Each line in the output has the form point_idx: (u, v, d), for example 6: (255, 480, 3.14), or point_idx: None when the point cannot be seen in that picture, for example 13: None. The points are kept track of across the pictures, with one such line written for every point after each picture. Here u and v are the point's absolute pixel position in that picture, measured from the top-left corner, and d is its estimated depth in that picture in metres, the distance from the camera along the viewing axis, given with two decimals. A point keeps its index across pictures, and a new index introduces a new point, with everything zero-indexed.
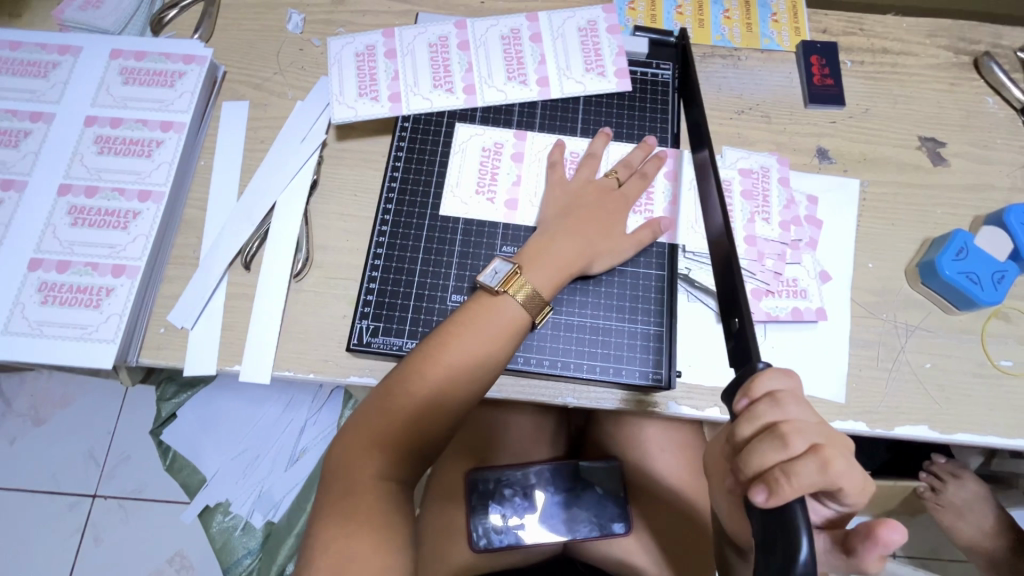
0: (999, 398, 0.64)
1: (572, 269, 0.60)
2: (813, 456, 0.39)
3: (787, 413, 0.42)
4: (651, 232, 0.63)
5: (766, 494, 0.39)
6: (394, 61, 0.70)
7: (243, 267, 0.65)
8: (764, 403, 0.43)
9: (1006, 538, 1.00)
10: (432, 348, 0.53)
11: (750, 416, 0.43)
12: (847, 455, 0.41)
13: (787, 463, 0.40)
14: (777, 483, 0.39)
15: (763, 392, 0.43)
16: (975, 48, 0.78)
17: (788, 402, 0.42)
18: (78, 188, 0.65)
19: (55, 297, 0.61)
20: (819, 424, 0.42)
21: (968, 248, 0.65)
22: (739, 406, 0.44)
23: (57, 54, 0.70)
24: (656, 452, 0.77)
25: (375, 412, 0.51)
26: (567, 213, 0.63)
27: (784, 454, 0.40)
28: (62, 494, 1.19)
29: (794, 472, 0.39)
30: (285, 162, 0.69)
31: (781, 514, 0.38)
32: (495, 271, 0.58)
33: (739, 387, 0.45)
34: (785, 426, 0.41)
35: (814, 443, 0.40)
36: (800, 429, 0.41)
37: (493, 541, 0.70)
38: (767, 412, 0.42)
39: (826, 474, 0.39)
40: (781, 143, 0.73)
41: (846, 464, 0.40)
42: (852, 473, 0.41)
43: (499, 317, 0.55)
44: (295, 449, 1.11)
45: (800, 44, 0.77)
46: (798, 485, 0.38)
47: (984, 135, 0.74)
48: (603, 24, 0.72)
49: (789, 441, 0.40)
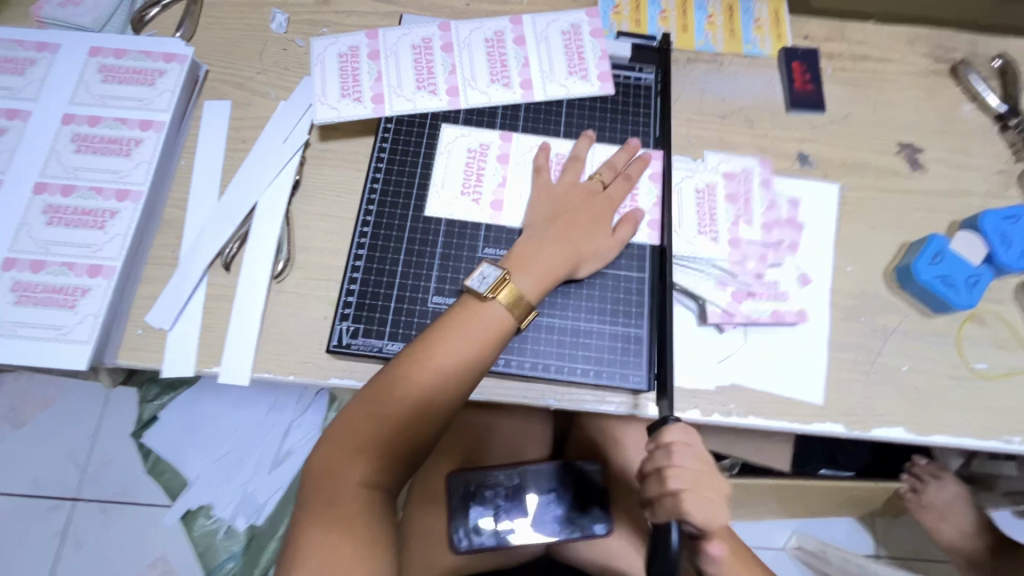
0: (975, 400, 0.65)
1: (559, 275, 0.60)
2: (679, 497, 0.51)
3: (676, 459, 0.53)
4: (631, 225, 0.64)
5: (650, 514, 0.53)
6: (378, 62, 0.69)
7: (223, 268, 0.65)
8: (660, 450, 0.53)
9: (986, 538, 1.03)
10: (418, 354, 0.53)
11: (651, 458, 0.54)
12: (713, 495, 0.52)
13: (664, 498, 0.52)
14: (656, 509, 0.53)
15: (665, 439, 0.54)
16: (952, 56, 0.80)
17: (678, 451, 0.53)
18: (54, 187, 0.64)
19: (29, 298, 0.60)
20: (700, 468, 0.53)
21: (944, 253, 0.66)
22: (648, 446, 0.55)
23: (34, 51, 0.69)
24: (634, 452, 0.78)
25: (361, 421, 0.51)
26: (554, 218, 0.63)
27: (663, 491, 0.52)
28: (41, 498, 1.17)
29: (667, 507, 0.51)
30: (267, 162, 0.68)
31: (659, 528, 0.52)
32: (484, 276, 0.57)
33: (650, 429, 0.55)
34: (670, 471, 0.52)
35: (686, 486, 0.51)
36: (679, 473, 0.52)
37: (475, 542, 0.71)
38: (662, 457, 0.53)
39: (689, 509, 0.51)
40: (763, 148, 0.73)
41: (710, 500, 0.52)
42: (715, 508, 0.52)
43: (486, 322, 0.55)
44: (279, 452, 1.10)
45: (782, 50, 0.78)
46: (667, 516, 0.51)
47: (962, 142, 0.75)
48: (586, 27, 0.72)
49: (668, 483, 0.52)
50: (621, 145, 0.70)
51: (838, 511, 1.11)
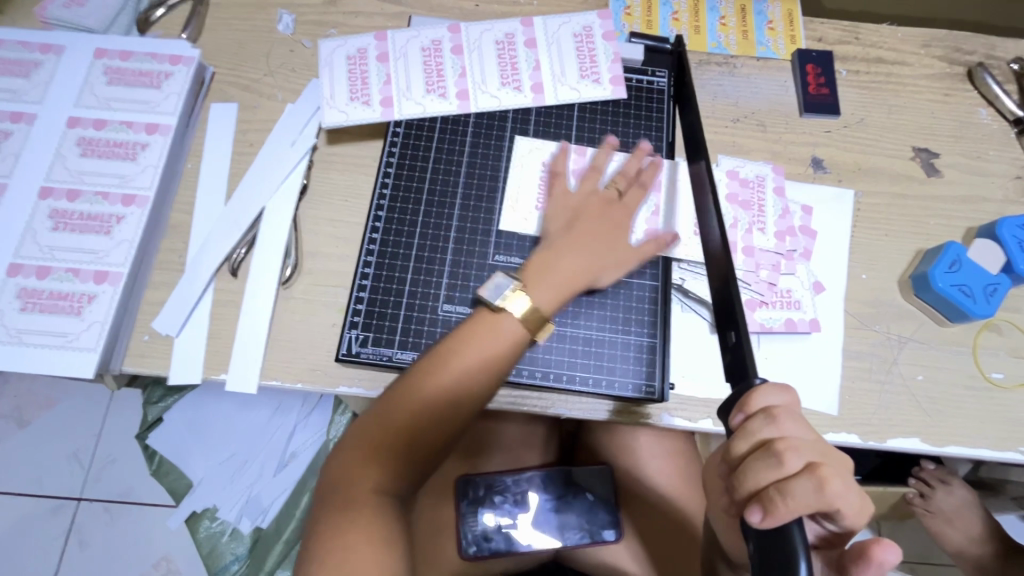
0: (991, 411, 0.64)
1: (578, 287, 0.58)
2: (809, 476, 0.39)
3: (784, 430, 0.41)
4: (655, 246, 0.62)
5: (761, 514, 0.39)
6: (386, 64, 0.68)
7: (230, 274, 0.64)
8: (759, 419, 0.42)
9: (995, 545, 1.00)
10: (405, 393, 0.51)
11: (746, 434, 0.42)
12: (845, 475, 0.41)
13: (782, 483, 0.39)
14: (773, 502, 0.39)
15: (758, 407, 0.43)
16: (968, 59, 0.78)
17: (784, 418, 0.42)
18: (60, 191, 0.63)
19: (35, 304, 0.59)
20: (816, 442, 0.42)
21: (961, 260, 0.65)
22: (734, 422, 0.43)
23: (39, 53, 0.68)
24: (646, 460, 0.76)
25: (354, 466, 0.49)
26: (571, 226, 0.61)
27: (778, 473, 0.40)
28: (46, 498, 1.16)
29: (789, 492, 0.38)
30: (274, 166, 0.67)
31: (778, 534, 0.38)
32: (498, 285, 0.56)
33: (736, 400, 0.44)
34: (781, 444, 0.40)
35: (811, 461, 0.40)
36: (796, 447, 0.40)
37: (483, 548, 0.71)
38: (763, 429, 0.42)
39: (821, 494, 0.38)
40: (776, 152, 0.72)
41: (843, 486, 0.39)
42: (849, 493, 0.40)
43: (476, 356, 0.53)
44: (284, 454, 1.10)
45: (795, 53, 0.76)
46: (794, 506, 0.38)
47: (978, 147, 0.74)
48: (598, 29, 0.71)
49: (784, 459, 0.40)
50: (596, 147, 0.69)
51: None
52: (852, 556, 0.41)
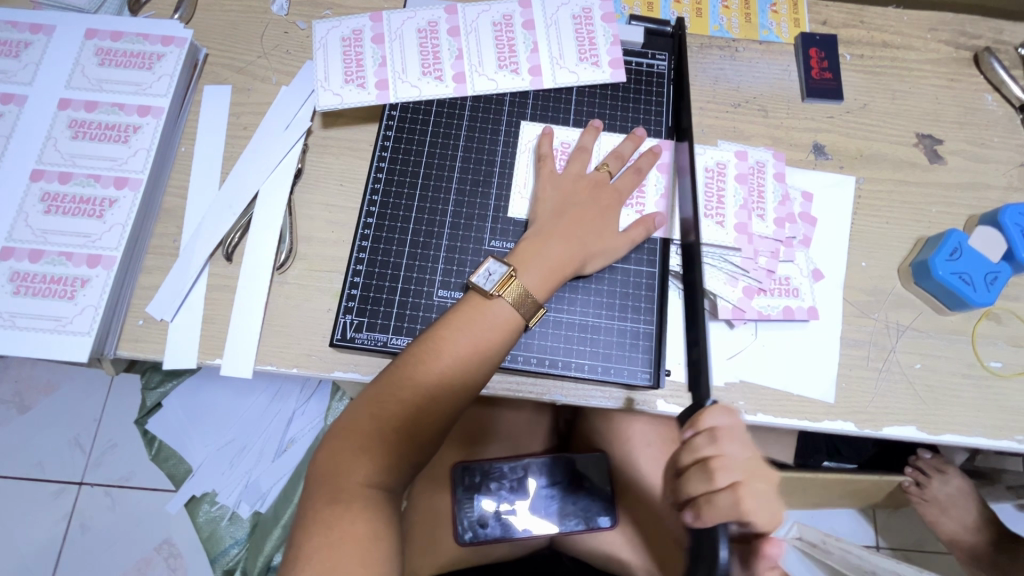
0: (988, 399, 0.63)
1: (564, 270, 0.58)
2: (734, 492, 0.42)
3: (723, 449, 0.44)
4: (644, 229, 0.62)
5: (691, 517, 0.42)
6: (382, 46, 0.67)
7: (224, 259, 0.63)
8: (702, 437, 0.45)
9: (988, 533, 1.01)
10: (395, 378, 0.51)
11: (690, 448, 0.46)
12: (771, 495, 0.44)
13: (710, 495, 0.43)
14: (700, 509, 0.42)
15: (707, 425, 0.46)
16: (975, 43, 0.77)
17: (725, 439, 0.45)
18: (52, 174, 0.63)
19: (27, 287, 0.59)
20: (750, 464, 0.44)
21: (962, 248, 0.64)
22: (685, 435, 0.47)
23: (29, 33, 0.67)
24: (641, 448, 0.76)
25: (345, 452, 0.49)
26: (562, 211, 0.61)
27: (708, 487, 0.43)
28: (48, 482, 1.17)
29: (714, 504, 0.42)
30: (268, 149, 0.67)
31: (705, 528, 0.40)
32: (490, 272, 0.57)
33: (689, 418, 0.48)
34: (716, 461, 0.44)
35: (738, 479, 0.43)
36: (729, 466, 0.44)
37: (479, 533, 0.70)
38: (704, 446, 0.45)
39: (739, 511, 0.41)
40: (777, 138, 0.71)
41: (759, 504, 0.42)
42: (765, 513, 0.43)
43: (466, 343, 0.53)
44: (283, 440, 1.10)
45: (799, 36, 0.75)
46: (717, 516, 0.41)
47: (983, 133, 0.73)
48: (598, 11, 0.69)
49: (715, 476, 0.43)
50: (584, 127, 0.68)
51: (839, 503, 1.11)
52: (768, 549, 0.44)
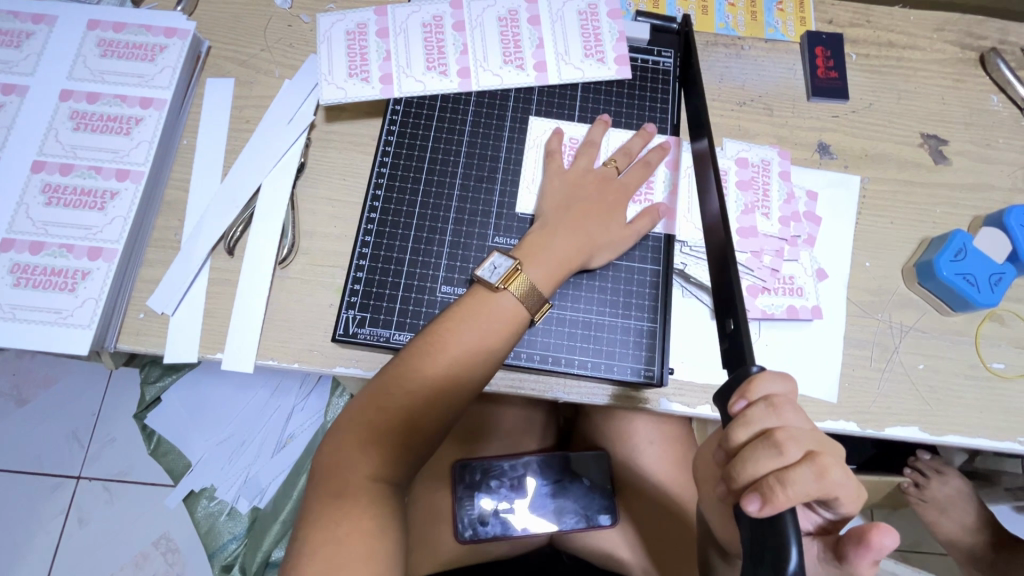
0: (991, 401, 0.63)
1: (571, 265, 0.58)
2: (810, 465, 0.39)
3: (784, 418, 0.41)
4: (650, 221, 0.62)
5: (759, 503, 0.38)
6: (386, 40, 0.67)
7: (226, 252, 0.63)
8: (760, 407, 0.42)
9: (989, 535, 1.01)
10: (400, 372, 0.51)
11: (747, 421, 0.42)
12: (841, 462, 0.41)
13: (781, 472, 0.39)
14: (772, 491, 0.38)
15: (759, 395, 0.42)
16: (981, 44, 0.77)
17: (784, 407, 0.42)
18: (53, 166, 0.62)
19: (28, 280, 0.58)
20: (812, 431, 0.42)
21: (967, 248, 0.64)
22: (735, 409, 0.43)
23: (30, 23, 0.66)
24: (643, 446, 0.76)
25: (351, 446, 0.49)
26: (568, 205, 0.61)
27: (779, 462, 0.40)
28: (46, 476, 1.17)
29: (789, 481, 0.38)
30: (271, 143, 0.66)
31: (772, 524, 0.38)
32: (496, 265, 0.56)
33: (736, 387, 0.44)
34: (782, 433, 0.40)
35: (809, 450, 0.40)
36: (795, 436, 0.41)
37: (479, 531, 0.71)
38: (762, 417, 0.41)
39: (822, 481, 0.39)
40: (782, 137, 0.71)
41: (841, 473, 0.40)
42: (845, 481, 0.41)
43: (472, 337, 0.52)
44: (282, 435, 1.10)
45: (805, 35, 0.75)
46: (793, 495, 0.38)
47: (987, 134, 0.73)
48: (604, 7, 0.69)
49: (784, 448, 0.40)
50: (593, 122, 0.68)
51: None
52: (852, 540, 0.41)
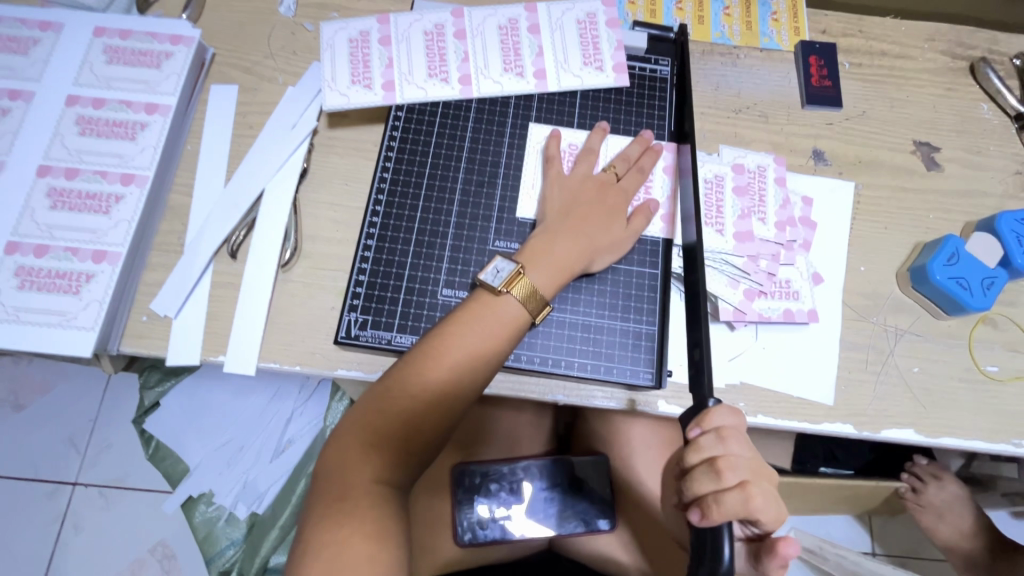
0: (985, 403, 0.64)
1: (572, 269, 0.59)
2: (742, 491, 0.43)
3: (729, 449, 0.45)
4: (645, 218, 0.63)
5: (699, 516, 0.43)
6: (389, 48, 0.68)
7: (229, 256, 0.64)
8: (709, 437, 0.45)
9: (984, 539, 1.02)
10: (404, 375, 0.51)
11: (697, 446, 0.46)
12: (771, 493, 0.45)
13: (719, 494, 0.43)
14: (709, 508, 0.42)
15: (713, 426, 0.45)
16: (971, 54, 0.78)
17: (731, 438, 0.45)
18: (58, 170, 0.63)
19: (32, 282, 0.59)
20: (751, 460, 0.46)
21: (958, 253, 0.65)
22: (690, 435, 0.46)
23: (38, 30, 0.67)
24: (639, 449, 0.76)
25: (354, 450, 0.49)
26: (569, 211, 0.62)
27: (716, 486, 0.44)
28: (42, 482, 1.16)
29: (723, 503, 0.42)
30: (275, 148, 0.67)
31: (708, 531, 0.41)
32: (499, 269, 0.57)
33: (692, 416, 0.47)
34: (723, 460, 0.44)
35: (745, 478, 0.44)
36: (736, 464, 0.44)
37: (478, 535, 0.71)
38: (710, 446, 0.45)
39: (752, 508, 0.43)
40: (778, 144, 0.72)
41: (767, 502, 0.44)
42: (771, 507, 0.44)
43: (474, 340, 0.53)
44: (280, 441, 1.09)
45: (799, 45, 0.76)
46: (727, 515, 0.42)
47: (979, 141, 0.74)
48: (602, 17, 0.70)
49: (723, 475, 0.44)
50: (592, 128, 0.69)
51: (835, 508, 1.12)
52: (767, 549, 0.48)
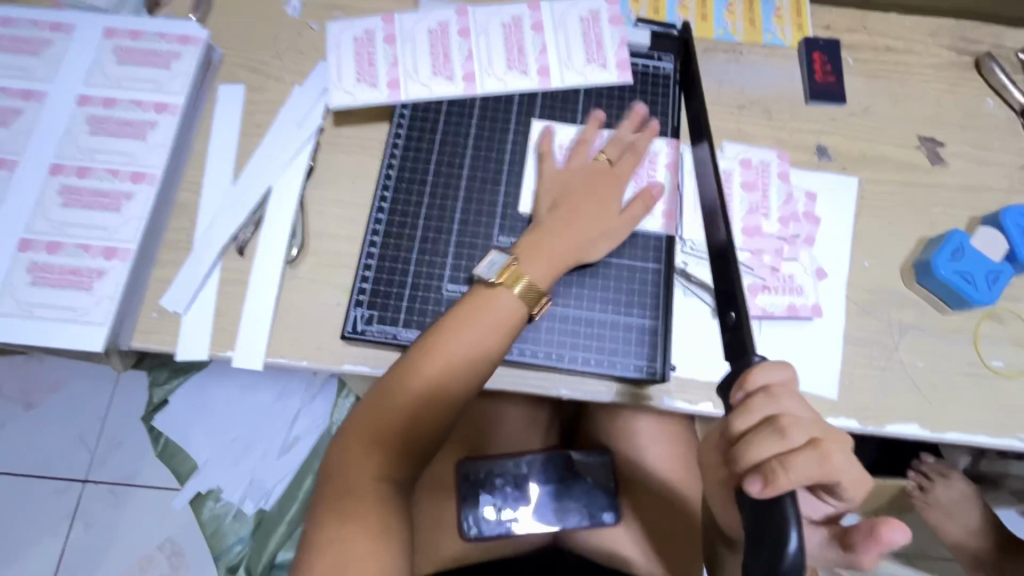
0: (991, 398, 0.64)
1: (568, 259, 0.60)
2: (812, 451, 0.40)
3: (783, 407, 0.43)
4: (643, 206, 0.63)
5: (760, 485, 0.39)
6: (394, 46, 0.69)
7: (237, 253, 0.65)
8: (759, 396, 0.43)
9: (992, 537, 1.01)
10: (402, 375, 0.52)
11: (747, 408, 0.43)
12: (845, 451, 0.42)
13: (783, 456, 0.40)
14: (773, 474, 0.39)
15: (759, 385, 0.43)
16: (976, 49, 0.78)
17: (781, 396, 0.43)
18: (70, 169, 0.64)
19: (45, 279, 0.60)
20: (813, 417, 0.43)
21: (963, 248, 0.65)
22: (736, 398, 0.44)
23: (49, 32, 0.68)
24: (646, 444, 0.77)
25: (356, 448, 0.50)
26: (561, 203, 0.63)
27: (781, 446, 0.40)
28: (53, 479, 1.18)
29: (790, 465, 0.39)
30: (281, 147, 0.68)
31: (773, 505, 0.39)
32: (492, 262, 0.58)
33: (736, 378, 0.45)
34: (784, 419, 0.41)
35: (812, 437, 0.41)
36: (798, 423, 0.41)
37: (483, 530, 0.72)
38: (762, 405, 0.43)
39: (823, 468, 0.39)
40: (781, 140, 0.72)
41: (844, 461, 0.40)
42: (849, 468, 0.41)
43: (471, 339, 0.53)
44: (287, 439, 1.11)
45: (802, 41, 0.77)
46: (793, 478, 0.39)
47: (984, 136, 0.74)
48: (605, 14, 0.71)
49: (786, 434, 0.41)
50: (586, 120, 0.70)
51: None
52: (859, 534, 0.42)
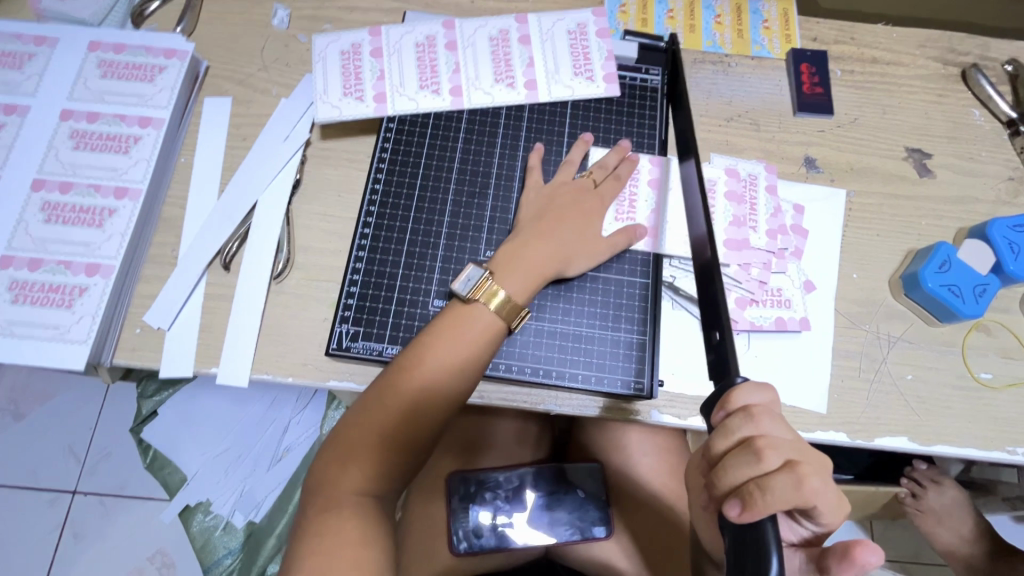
0: (979, 410, 0.64)
1: (544, 275, 0.59)
2: (789, 473, 0.40)
3: (762, 428, 0.42)
4: (626, 238, 0.63)
5: (739, 508, 0.39)
6: (380, 59, 0.68)
7: (222, 268, 0.64)
8: (738, 417, 0.43)
9: (985, 543, 1.01)
10: (383, 388, 0.52)
11: (726, 431, 0.43)
12: (823, 474, 0.42)
13: (761, 479, 0.40)
14: (752, 498, 0.39)
15: (738, 407, 0.43)
16: (963, 60, 0.78)
17: (762, 418, 0.42)
18: (52, 184, 0.63)
19: (26, 296, 0.59)
20: (794, 440, 0.42)
21: (951, 260, 0.65)
22: (715, 419, 0.44)
23: (32, 45, 0.68)
24: (637, 457, 0.77)
25: (335, 463, 0.50)
26: (543, 215, 0.62)
27: (757, 469, 0.40)
28: (41, 491, 1.17)
29: (768, 488, 0.39)
30: (267, 160, 0.68)
31: (752, 529, 0.38)
32: (469, 277, 0.57)
33: (717, 399, 0.45)
34: (761, 441, 0.41)
35: (788, 459, 0.41)
36: (774, 445, 0.41)
37: (474, 543, 0.70)
38: (741, 427, 0.42)
39: (800, 491, 0.39)
40: (769, 151, 0.72)
41: (820, 482, 0.40)
42: (825, 490, 0.41)
43: (450, 348, 0.53)
44: (278, 449, 1.10)
45: (790, 52, 0.77)
46: (771, 501, 0.38)
47: (971, 147, 0.75)
48: (592, 27, 0.71)
49: (763, 456, 0.40)
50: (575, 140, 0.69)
51: None
52: (835, 555, 0.42)
